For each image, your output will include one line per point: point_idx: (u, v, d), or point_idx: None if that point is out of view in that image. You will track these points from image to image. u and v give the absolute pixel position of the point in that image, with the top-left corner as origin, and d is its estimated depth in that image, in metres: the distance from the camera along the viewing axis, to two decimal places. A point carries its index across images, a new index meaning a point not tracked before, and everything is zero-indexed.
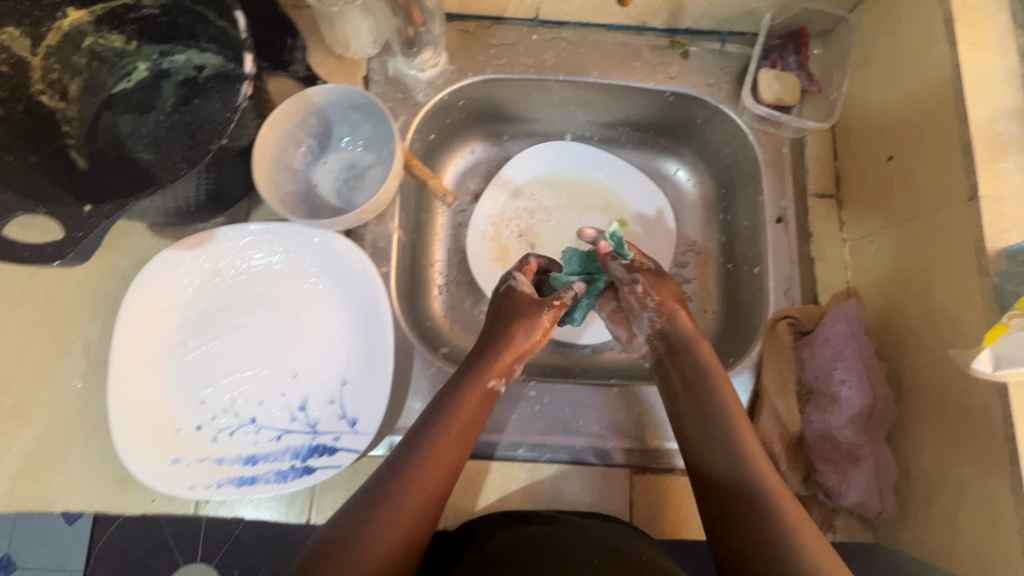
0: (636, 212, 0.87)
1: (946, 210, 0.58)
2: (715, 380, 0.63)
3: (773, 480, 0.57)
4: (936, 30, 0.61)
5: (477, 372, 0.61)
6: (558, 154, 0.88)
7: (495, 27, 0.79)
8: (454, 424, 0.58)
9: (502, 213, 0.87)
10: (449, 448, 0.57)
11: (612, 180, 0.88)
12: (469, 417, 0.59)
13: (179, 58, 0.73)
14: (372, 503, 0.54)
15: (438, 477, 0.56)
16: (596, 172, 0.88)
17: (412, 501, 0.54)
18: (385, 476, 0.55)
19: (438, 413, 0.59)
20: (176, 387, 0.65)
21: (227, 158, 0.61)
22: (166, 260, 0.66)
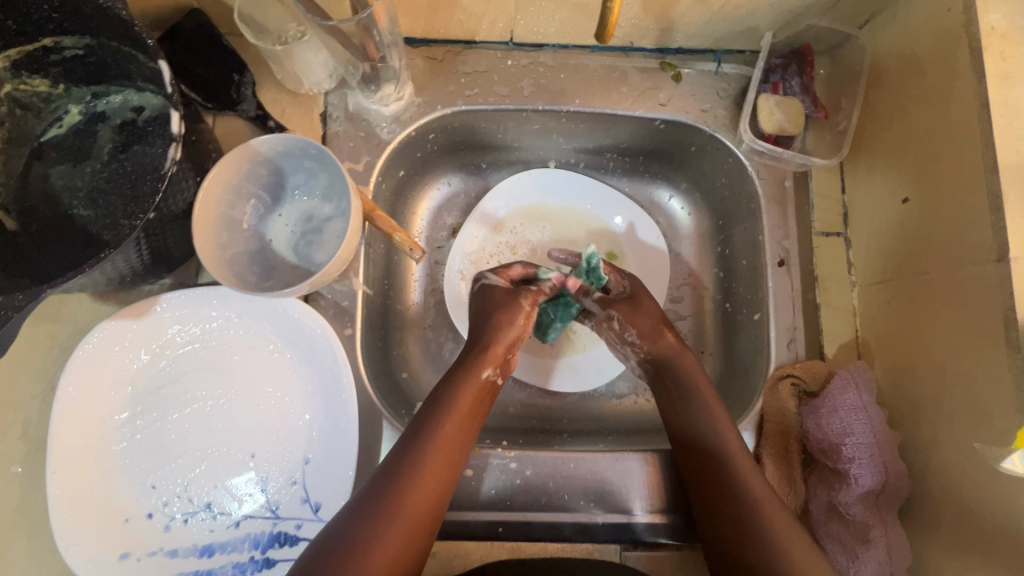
0: (628, 248, 0.79)
1: (967, 268, 0.52)
2: (702, 394, 0.61)
3: (761, 493, 0.54)
4: (960, 59, 0.53)
5: (470, 371, 0.60)
6: (546, 182, 0.80)
7: (465, 53, 0.71)
8: (448, 425, 0.56)
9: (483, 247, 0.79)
10: (444, 454, 0.54)
11: (601, 210, 0.80)
12: (464, 418, 0.57)
13: (116, 99, 0.65)
14: (365, 519, 0.49)
15: (433, 485, 0.53)
16: (587, 204, 0.81)
17: (415, 504, 0.51)
18: (376, 489, 0.51)
19: (431, 417, 0.56)
20: (123, 472, 0.59)
21: (162, 224, 0.55)
22: (107, 331, 0.60)
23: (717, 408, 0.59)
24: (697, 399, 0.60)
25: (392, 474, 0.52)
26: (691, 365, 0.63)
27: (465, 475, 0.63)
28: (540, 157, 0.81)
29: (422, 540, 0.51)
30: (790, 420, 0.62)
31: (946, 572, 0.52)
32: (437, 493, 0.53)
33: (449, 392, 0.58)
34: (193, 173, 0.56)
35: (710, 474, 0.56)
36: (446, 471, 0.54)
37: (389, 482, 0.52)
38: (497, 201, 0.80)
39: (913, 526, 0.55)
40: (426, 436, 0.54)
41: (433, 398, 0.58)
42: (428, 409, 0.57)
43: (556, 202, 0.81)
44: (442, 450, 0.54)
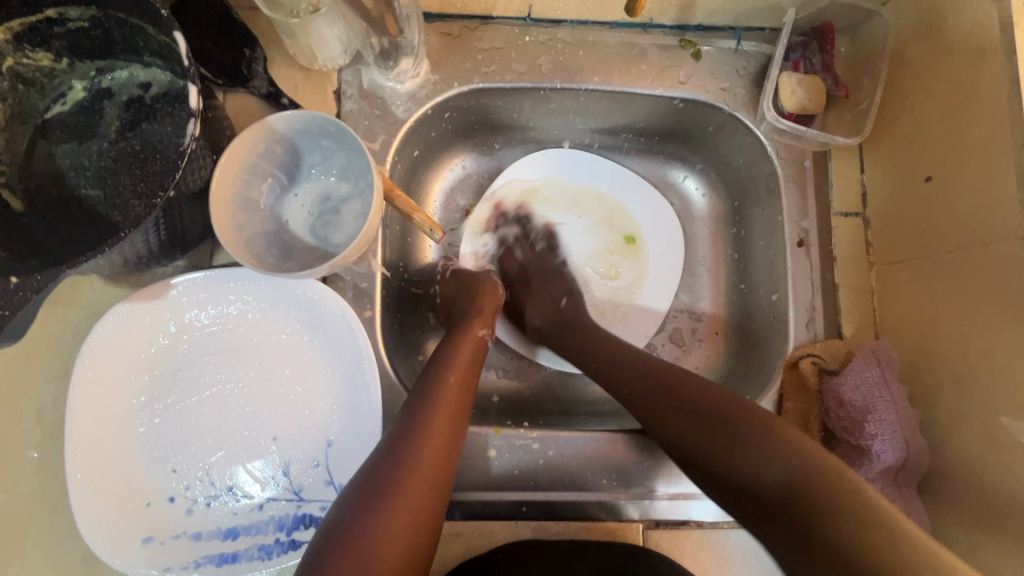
0: (643, 231, 0.80)
1: (995, 248, 0.52)
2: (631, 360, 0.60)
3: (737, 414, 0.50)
4: (990, 36, 0.53)
5: (464, 335, 0.61)
6: (567, 164, 0.80)
7: (482, 29, 0.69)
8: (447, 387, 0.55)
9: (499, 226, 0.79)
10: (450, 412, 0.53)
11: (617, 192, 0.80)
12: (462, 378, 0.57)
13: (122, 75, 0.63)
14: (377, 483, 0.47)
15: (443, 442, 0.51)
16: (604, 188, 0.81)
17: (426, 464, 0.49)
18: (382, 459, 0.49)
19: (430, 377, 0.56)
20: (143, 456, 0.58)
21: (179, 204, 0.53)
22: (123, 314, 0.59)
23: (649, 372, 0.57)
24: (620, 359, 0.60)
25: (400, 436, 0.50)
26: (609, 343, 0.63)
27: (487, 456, 0.63)
28: (552, 136, 0.80)
29: (437, 501, 0.49)
30: (810, 398, 0.62)
31: (964, 545, 0.53)
32: (448, 451, 0.51)
33: (447, 356, 0.59)
34: (209, 151, 0.54)
35: (698, 421, 0.51)
36: (454, 429, 0.53)
37: (398, 444, 0.50)
38: (518, 178, 0.79)
39: (931, 501, 0.57)
40: (431, 396, 0.54)
41: (431, 364, 0.58)
42: (429, 373, 0.56)
43: (574, 184, 0.80)
44: (447, 409, 0.53)
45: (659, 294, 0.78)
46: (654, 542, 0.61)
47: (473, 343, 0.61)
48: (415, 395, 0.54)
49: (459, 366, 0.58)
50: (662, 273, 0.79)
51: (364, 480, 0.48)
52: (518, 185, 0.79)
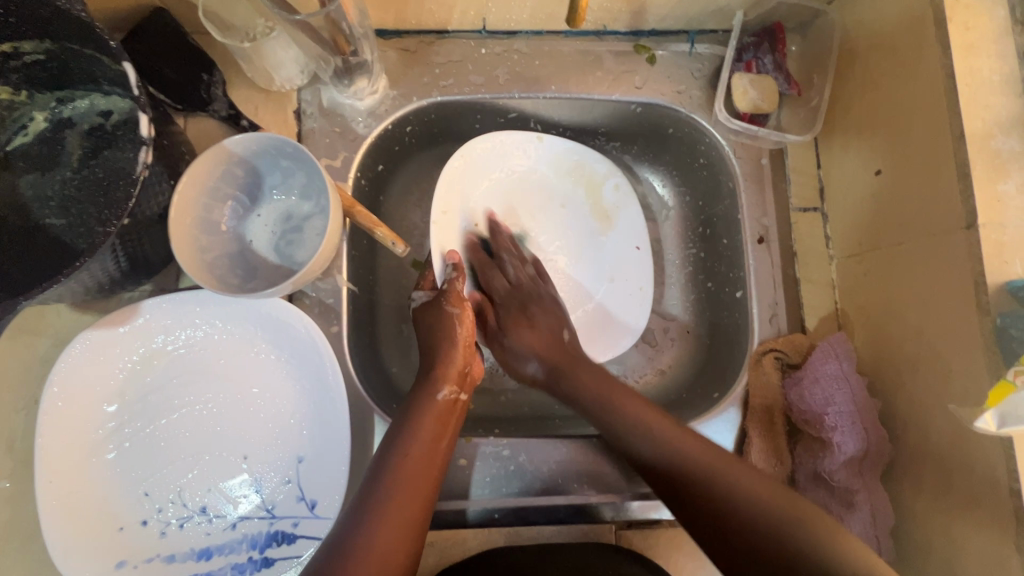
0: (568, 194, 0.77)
1: (941, 238, 0.53)
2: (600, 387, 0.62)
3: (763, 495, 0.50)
4: (926, 31, 0.54)
5: (427, 398, 0.59)
6: (488, 153, 0.73)
7: (438, 43, 0.71)
8: (410, 456, 0.54)
9: (455, 199, 0.70)
10: (408, 491, 0.53)
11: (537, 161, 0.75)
12: (427, 445, 0.56)
13: (81, 104, 0.63)
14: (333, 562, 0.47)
15: (404, 522, 0.51)
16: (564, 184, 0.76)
17: (386, 540, 0.49)
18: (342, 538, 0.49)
19: (395, 447, 0.55)
20: (115, 481, 0.59)
21: (138, 230, 0.54)
22: (90, 341, 0.59)
23: (623, 397, 0.61)
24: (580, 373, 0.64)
25: (356, 519, 0.50)
26: (581, 370, 0.64)
27: (459, 466, 0.63)
28: None
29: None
30: (774, 392, 0.63)
31: (925, 531, 0.54)
32: (410, 531, 0.51)
33: (411, 424, 0.57)
34: (167, 176, 0.55)
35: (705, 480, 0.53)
36: (415, 509, 0.52)
37: (354, 525, 0.49)
38: (478, 147, 0.72)
39: (894, 487, 0.57)
40: (389, 473, 0.53)
41: (394, 430, 0.57)
42: (389, 444, 0.55)
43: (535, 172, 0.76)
44: (409, 486, 0.53)
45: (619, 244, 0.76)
46: (627, 542, 0.62)
47: (439, 408, 0.59)
48: (373, 473, 0.53)
49: (421, 438, 0.56)
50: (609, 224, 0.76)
51: (321, 565, 0.47)
52: (479, 156, 0.72)
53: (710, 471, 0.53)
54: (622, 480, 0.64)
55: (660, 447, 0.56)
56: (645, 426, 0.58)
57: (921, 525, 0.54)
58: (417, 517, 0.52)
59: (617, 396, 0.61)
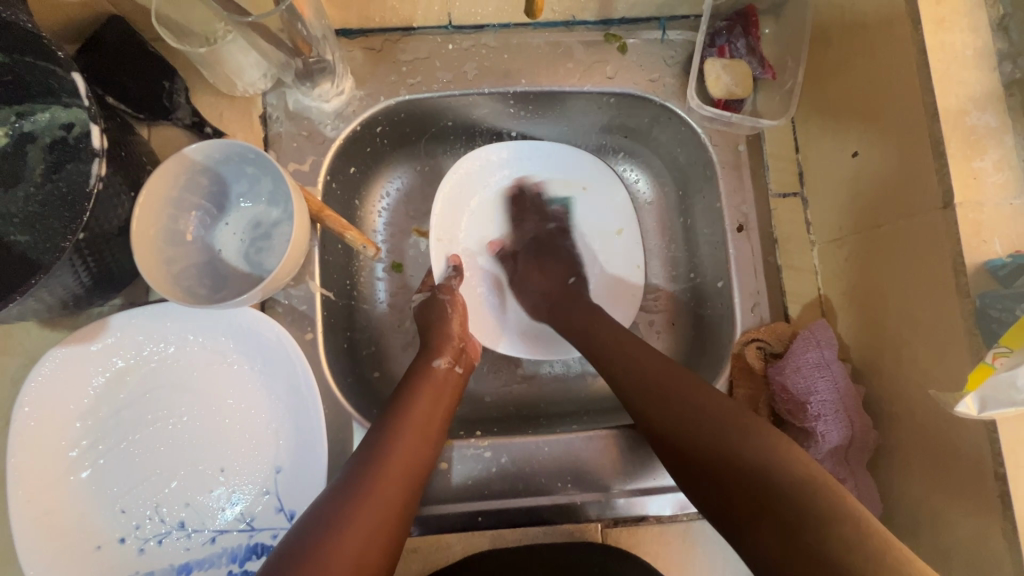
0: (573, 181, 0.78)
1: (919, 218, 0.52)
2: (645, 361, 0.59)
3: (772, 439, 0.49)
4: (898, 7, 0.53)
5: (426, 367, 0.62)
6: (477, 173, 0.77)
7: (404, 39, 0.69)
8: (413, 417, 0.57)
9: (450, 226, 0.76)
10: (409, 446, 0.54)
11: (526, 168, 0.78)
12: (429, 410, 0.58)
13: (42, 118, 0.62)
14: (339, 506, 0.49)
15: (399, 478, 0.52)
16: (552, 175, 0.79)
17: (388, 493, 0.51)
18: (348, 485, 0.50)
19: (397, 409, 0.57)
20: (91, 498, 0.58)
21: (98, 245, 0.52)
22: (59, 359, 0.58)
23: (710, 404, 0.53)
24: (635, 366, 0.59)
25: (359, 471, 0.51)
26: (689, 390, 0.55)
27: (440, 470, 0.63)
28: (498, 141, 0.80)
29: (392, 533, 0.49)
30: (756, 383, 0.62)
31: (913, 517, 0.53)
32: (409, 485, 0.53)
33: (411, 391, 0.60)
34: (127, 188, 0.54)
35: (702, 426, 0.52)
36: (414, 466, 0.54)
37: (357, 476, 0.51)
38: (464, 167, 0.76)
39: (882, 473, 0.57)
40: (394, 429, 0.55)
41: (396, 396, 0.59)
42: (392, 408, 0.57)
43: (539, 182, 0.78)
44: (410, 445, 0.55)
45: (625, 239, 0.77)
46: (613, 540, 0.61)
47: (439, 377, 0.62)
48: (378, 432, 0.55)
49: (423, 403, 0.58)
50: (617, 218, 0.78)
51: (325, 507, 0.49)
52: (464, 177, 0.77)
53: (797, 474, 0.46)
54: (606, 477, 0.63)
55: (701, 415, 0.52)
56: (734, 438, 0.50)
57: (910, 513, 0.53)
58: (416, 474, 0.54)
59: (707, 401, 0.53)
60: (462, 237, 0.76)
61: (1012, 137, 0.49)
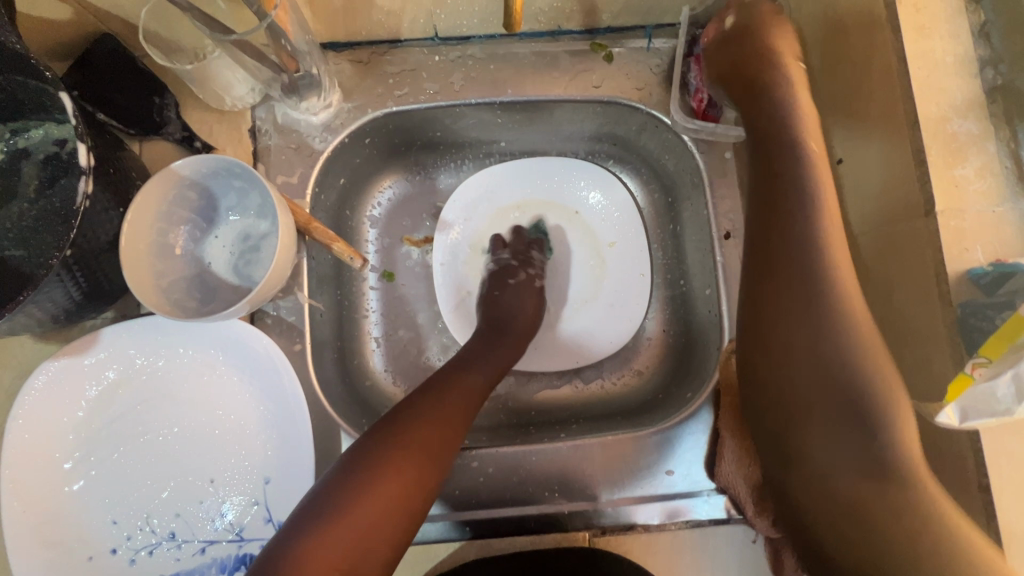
0: (566, 198, 0.80)
1: (901, 226, 0.52)
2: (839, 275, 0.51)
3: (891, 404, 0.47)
4: (878, 15, 0.53)
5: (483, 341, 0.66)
6: (473, 195, 0.80)
7: (391, 52, 0.70)
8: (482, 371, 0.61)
9: (452, 250, 0.79)
10: (460, 399, 0.57)
11: (522, 189, 0.80)
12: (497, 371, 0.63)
13: (36, 134, 0.63)
14: (403, 417, 0.53)
15: (461, 412, 0.56)
16: (547, 193, 0.80)
17: (449, 424, 0.55)
18: (411, 404, 0.55)
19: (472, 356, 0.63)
20: (83, 509, 0.59)
21: (86, 261, 0.53)
22: (51, 371, 0.59)
23: (874, 344, 0.49)
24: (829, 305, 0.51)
25: (409, 410, 0.55)
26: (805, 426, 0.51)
27: None
28: (488, 149, 0.80)
29: (428, 475, 0.52)
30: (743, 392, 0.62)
31: None
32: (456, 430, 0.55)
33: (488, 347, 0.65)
34: (115, 203, 0.55)
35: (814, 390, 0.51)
36: (463, 417, 0.56)
37: (405, 417, 0.54)
38: (462, 194, 0.80)
39: None
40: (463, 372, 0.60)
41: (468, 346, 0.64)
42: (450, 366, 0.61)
43: (534, 201, 0.80)
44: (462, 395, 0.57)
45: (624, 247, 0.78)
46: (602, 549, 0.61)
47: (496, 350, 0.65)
48: (433, 382, 0.58)
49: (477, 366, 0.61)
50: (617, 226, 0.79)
51: (390, 419, 0.54)
52: (464, 203, 0.80)
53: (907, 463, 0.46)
54: (595, 486, 0.63)
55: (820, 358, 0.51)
56: (873, 431, 0.48)
57: None
58: (462, 423, 0.56)
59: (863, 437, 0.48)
60: (465, 254, 0.79)
61: (993, 144, 0.49)
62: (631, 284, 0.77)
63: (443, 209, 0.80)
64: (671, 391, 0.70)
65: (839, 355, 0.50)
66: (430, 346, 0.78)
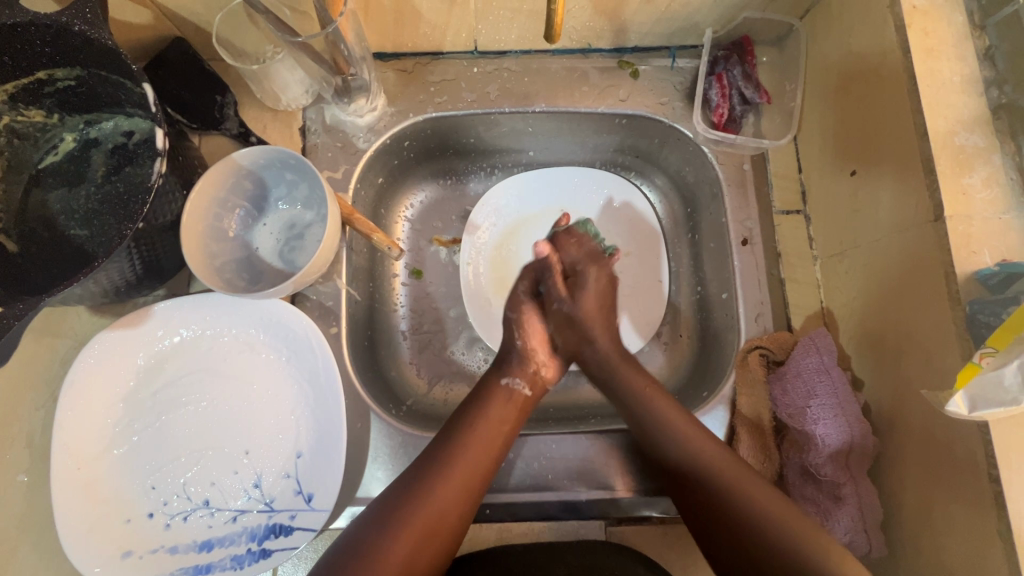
0: (589, 205, 0.83)
1: (914, 231, 0.55)
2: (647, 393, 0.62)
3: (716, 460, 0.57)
4: (889, 38, 0.58)
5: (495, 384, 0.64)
6: (501, 200, 0.83)
7: (433, 63, 0.76)
8: (481, 437, 0.59)
9: (478, 252, 0.82)
10: (469, 465, 0.57)
11: (548, 196, 0.84)
12: (498, 431, 0.60)
13: (107, 125, 0.69)
14: (400, 509, 0.54)
15: (462, 491, 0.56)
16: (572, 198, 0.83)
17: (448, 506, 0.55)
18: (409, 491, 0.55)
19: (471, 421, 0.60)
20: (126, 472, 0.62)
21: (152, 236, 0.58)
22: (104, 341, 0.63)
23: (678, 420, 0.60)
24: (646, 401, 0.62)
25: (416, 485, 0.55)
26: (660, 399, 0.62)
27: None
28: (515, 158, 0.85)
29: (440, 545, 0.54)
30: (758, 390, 0.64)
31: (914, 521, 0.54)
32: (469, 497, 0.56)
33: (485, 405, 0.62)
34: (180, 186, 0.60)
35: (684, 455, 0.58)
36: (473, 485, 0.56)
37: (415, 484, 0.55)
38: (492, 198, 0.83)
39: (883, 481, 0.58)
40: (460, 446, 0.58)
41: (470, 405, 0.62)
42: (458, 424, 0.60)
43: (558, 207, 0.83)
44: (469, 463, 0.57)
45: (644, 255, 0.81)
46: (617, 539, 0.62)
47: (504, 393, 0.63)
48: (441, 442, 0.59)
49: (488, 421, 0.60)
50: (635, 231, 0.82)
51: (390, 504, 0.54)
52: (493, 207, 0.83)
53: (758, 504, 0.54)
54: (612, 476, 0.65)
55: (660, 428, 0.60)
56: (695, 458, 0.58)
57: (911, 519, 0.54)
58: (473, 493, 0.56)
59: (710, 457, 0.57)
60: (490, 254, 0.82)
61: (999, 157, 0.52)
62: (647, 290, 0.79)
63: (473, 211, 0.83)
64: (687, 392, 0.72)
65: (662, 431, 0.60)
66: (452, 341, 0.80)
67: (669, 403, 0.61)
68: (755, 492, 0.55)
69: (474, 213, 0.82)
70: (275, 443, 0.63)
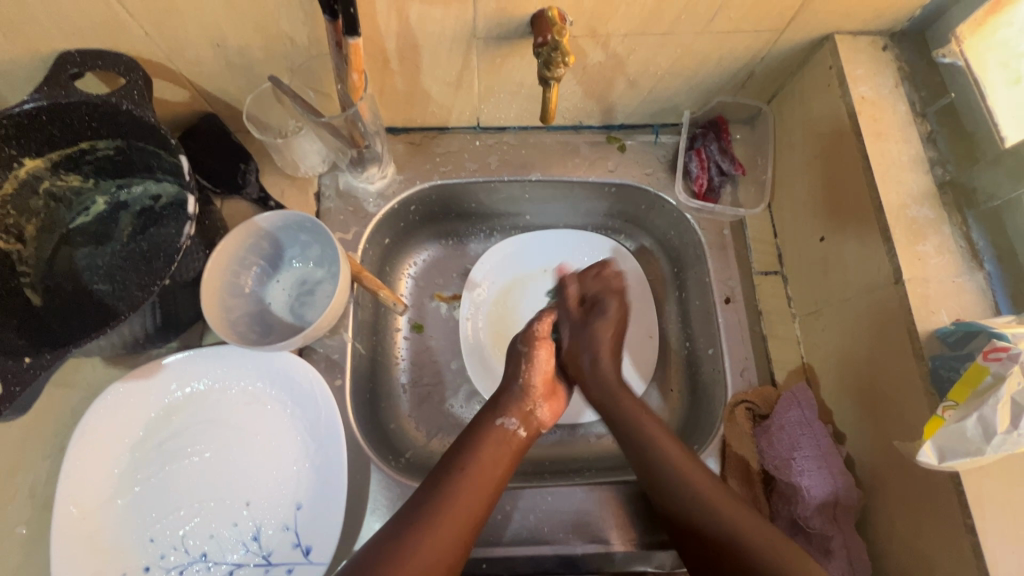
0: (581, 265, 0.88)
1: (879, 291, 0.60)
2: (649, 430, 0.66)
3: (722, 500, 0.59)
4: (843, 122, 0.65)
5: (490, 425, 0.66)
6: (499, 259, 0.89)
7: (438, 136, 0.84)
8: (472, 482, 0.60)
9: (477, 307, 0.86)
10: (464, 507, 0.58)
11: (542, 255, 0.89)
12: (490, 475, 0.61)
13: (137, 188, 0.74)
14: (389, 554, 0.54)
15: (453, 534, 0.57)
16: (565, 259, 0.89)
17: (438, 547, 0.55)
18: (397, 537, 0.55)
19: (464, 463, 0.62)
20: (126, 525, 0.62)
21: (175, 292, 0.62)
22: (116, 393, 0.65)
23: (670, 444, 0.64)
24: (653, 438, 0.65)
25: (404, 531, 0.56)
26: (663, 438, 0.65)
27: None
28: (513, 221, 0.91)
29: None
30: (746, 442, 0.67)
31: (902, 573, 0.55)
32: (459, 543, 0.56)
33: (477, 448, 0.63)
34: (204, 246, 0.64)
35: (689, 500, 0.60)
36: (465, 530, 0.57)
37: (404, 530, 0.56)
38: (490, 258, 0.88)
39: (870, 533, 0.59)
40: (452, 490, 0.59)
41: (462, 449, 0.64)
42: (452, 465, 0.62)
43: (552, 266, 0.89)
44: (462, 505, 0.58)
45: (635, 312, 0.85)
46: None
47: (500, 436, 0.65)
48: (431, 487, 0.60)
49: (481, 464, 0.62)
50: None
51: (381, 549, 0.55)
52: (490, 266, 0.88)
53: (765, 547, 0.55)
54: (607, 529, 0.66)
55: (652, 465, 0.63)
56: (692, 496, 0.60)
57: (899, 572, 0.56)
58: (465, 538, 0.57)
59: (714, 504, 0.59)
60: (487, 309, 0.87)
61: (947, 227, 0.58)
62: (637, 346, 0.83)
63: (472, 269, 0.89)
64: None
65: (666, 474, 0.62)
66: (450, 394, 0.83)
67: (667, 439, 0.65)
68: (760, 536, 0.56)
69: (473, 272, 0.87)
70: (276, 494, 0.64)
